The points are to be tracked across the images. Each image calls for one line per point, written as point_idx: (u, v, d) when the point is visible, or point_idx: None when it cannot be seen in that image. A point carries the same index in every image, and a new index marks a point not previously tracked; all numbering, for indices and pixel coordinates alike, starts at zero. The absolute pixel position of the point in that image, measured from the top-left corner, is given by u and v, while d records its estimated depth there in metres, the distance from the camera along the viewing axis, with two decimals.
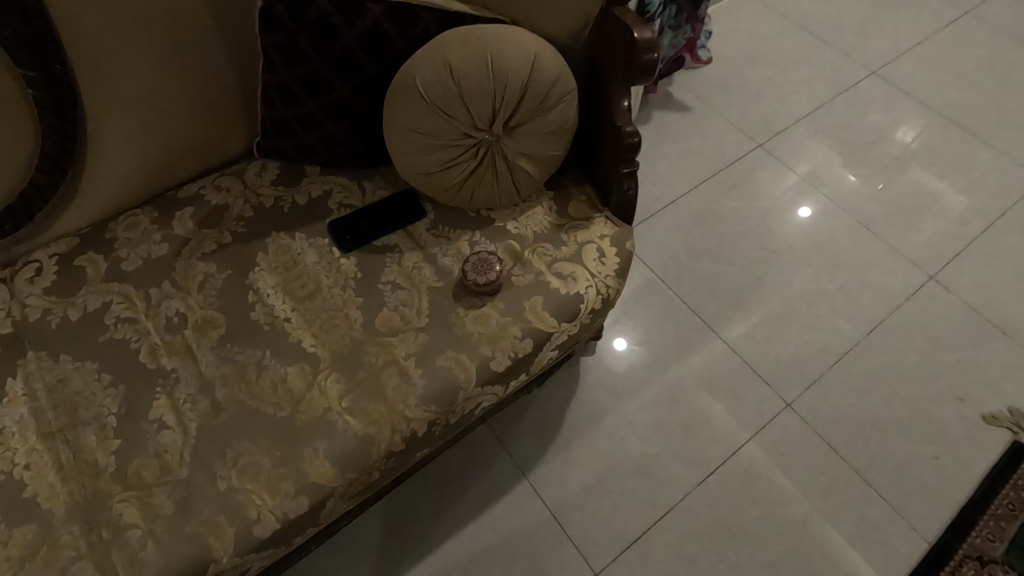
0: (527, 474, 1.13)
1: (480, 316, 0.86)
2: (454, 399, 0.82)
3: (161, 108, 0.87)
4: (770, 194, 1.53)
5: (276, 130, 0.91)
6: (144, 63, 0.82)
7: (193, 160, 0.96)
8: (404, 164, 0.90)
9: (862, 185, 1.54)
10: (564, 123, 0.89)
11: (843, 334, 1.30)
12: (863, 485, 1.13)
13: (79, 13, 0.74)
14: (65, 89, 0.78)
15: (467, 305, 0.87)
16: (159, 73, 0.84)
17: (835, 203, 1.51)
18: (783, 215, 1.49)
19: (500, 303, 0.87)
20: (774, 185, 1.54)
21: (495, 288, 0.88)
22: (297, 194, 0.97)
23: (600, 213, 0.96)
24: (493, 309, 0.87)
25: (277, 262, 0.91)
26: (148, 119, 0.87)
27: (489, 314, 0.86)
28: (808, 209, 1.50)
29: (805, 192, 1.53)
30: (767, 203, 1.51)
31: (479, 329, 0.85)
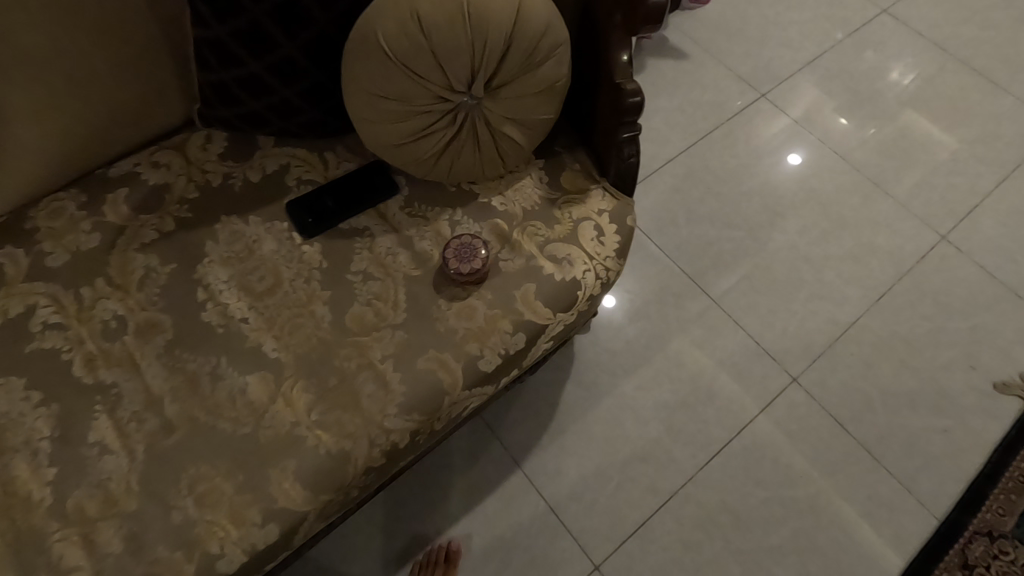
0: (521, 463, 1.07)
1: (464, 310, 0.76)
2: (439, 405, 0.73)
3: (71, 62, 0.72)
4: (759, 141, 1.43)
5: (216, 96, 0.78)
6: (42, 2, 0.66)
7: (124, 132, 0.82)
8: (369, 134, 0.77)
9: (862, 131, 1.44)
10: (556, 82, 0.76)
11: (852, 301, 1.23)
12: (871, 462, 1.08)
13: None
14: None
15: (447, 298, 0.77)
16: (62, 15, 0.68)
17: (831, 151, 1.42)
18: (772, 163, 1.40)
19: (488, 293, 0.77)
20: (763, 131, 1.44)
21: (480, 278, 0.77)
22: (249, 170, 0.85)
23: (598, 184, 0.85)
24: (480, 301, 0.77)
25: (229, 252, 0.79)
26: (55, 75, 0.72)
27: (475, 306, 0.76)
28: (798, 155, 1.41)
29: (794, 137, 1.44)
30: (771, 159, 1.40)
31: (464, 325, 0.75)
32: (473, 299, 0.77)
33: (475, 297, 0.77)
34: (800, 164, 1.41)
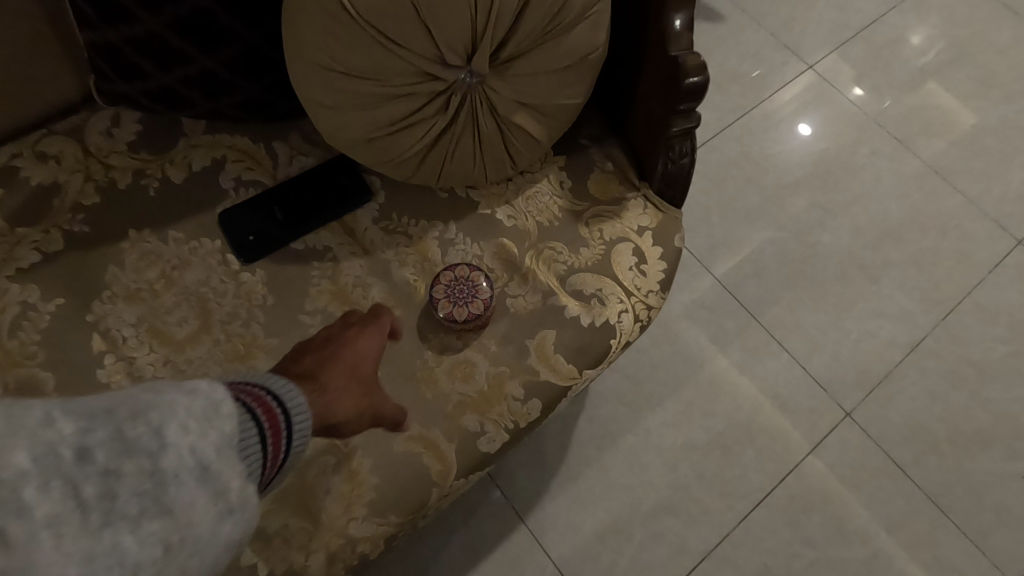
0: (525, 517, 0.89)
1: (460, 367, 0.57)
2: (424, 501, 0.54)
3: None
4: (762, 106, 1.21)
5: (110, 66, 0.55)
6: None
7: None
8: (324, 126, 0.54)
9: (893, 104, 1.23)
10: (589, 54, 0.55)
11: (915, 319, 1.04)
12: (938, 515, 0.92)
13: None
14: None
15: (437, 353, 0.57)
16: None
17: (843, 120, 1.21)
18: (777, 133, 1.19)
19: (491, 343, 0.58)
20: (768, 95, 1.22)
21: (483, 324, 0.57)
22: (169, 165, 0.63)
23: (637, 192, 0.64)
24: (480, 356, 0.57)
25: (139, 282, 0.58)
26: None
27: (474, 362, 0.57)
28: (805, 126, 1.20)
29: (801, 103, 1.23)
30: (799, 142, 1.19)
31: (458, 388, 0.56)
32: (471, 351, 0.57)
33: (473, 350, 0.57)
34: (809, 136, 1.20)
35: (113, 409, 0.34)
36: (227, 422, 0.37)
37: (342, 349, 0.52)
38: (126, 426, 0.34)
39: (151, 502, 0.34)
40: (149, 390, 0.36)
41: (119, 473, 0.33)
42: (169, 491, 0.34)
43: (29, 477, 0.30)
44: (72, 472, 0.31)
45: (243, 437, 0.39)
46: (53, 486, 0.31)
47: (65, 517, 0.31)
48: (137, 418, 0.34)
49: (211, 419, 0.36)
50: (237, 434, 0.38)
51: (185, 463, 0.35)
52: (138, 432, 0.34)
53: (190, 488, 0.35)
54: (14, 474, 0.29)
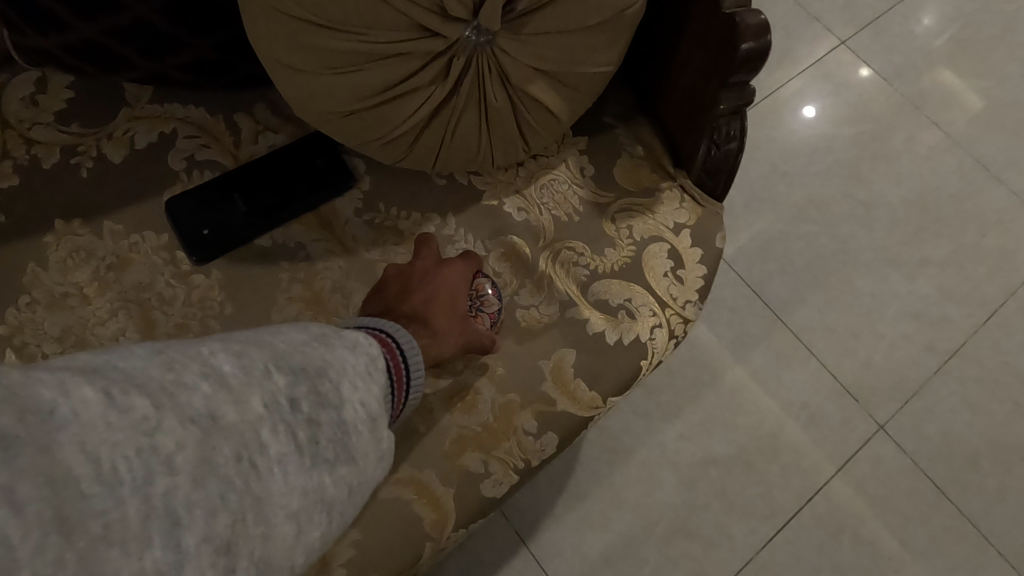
0: (528, 541, 0.80)
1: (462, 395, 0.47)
2: (416, 558, 0.44)
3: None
4: (769, 82, 1.10)
5: (21, 13, 0.44)
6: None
7: None
8: (292, 93, 0.43)
9: (904, 88, 1.12)
10: (626, 9, 0.44)
11: (954, 323, 0.95)
12: (975, 538, 0.85)
13: None
14: None
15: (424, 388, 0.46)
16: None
17: (855, 101, 1.11)
18: (785, 112, 1.08)
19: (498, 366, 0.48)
20: (774, 71, 1.11)
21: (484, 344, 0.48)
22: (108, 142, 0.52)
23: (672, 182, 0.54)
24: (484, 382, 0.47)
25: (67, 286, 0.48)
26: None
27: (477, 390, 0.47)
28: (812, 108, 1.09)
29: (810, 82, 1.11)
30: (805, 124, 1.08)
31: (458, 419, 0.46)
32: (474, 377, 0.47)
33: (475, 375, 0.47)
34: (815, 119, 1.09)
35: (300, 360, 0.31)
36: (382, 378, 0.36)
37: (440, 286, 0.43)
38: (315, 381, 0.31)
39: (340, 450, 0.31)
40: (318, 338, 0.33)
41: (320, 422, 0.30)
42: (350, 442, 0.32)
43: (262, 419, 0.28)
44: (288, 417, 0.29)
45: (389, 393, 0.37)
46: (277, 429, 0.28)
47: (292, 455, 0.28)
48: (321, 375, 0.31)
49: (374, 373, 0.35)
50: (388, 389, 0.37)
51: (360, 416, 0.33)
52: (326, 385, 0.31)
53: (365, 440, 0.33)
54: (249, 415, 0.27)
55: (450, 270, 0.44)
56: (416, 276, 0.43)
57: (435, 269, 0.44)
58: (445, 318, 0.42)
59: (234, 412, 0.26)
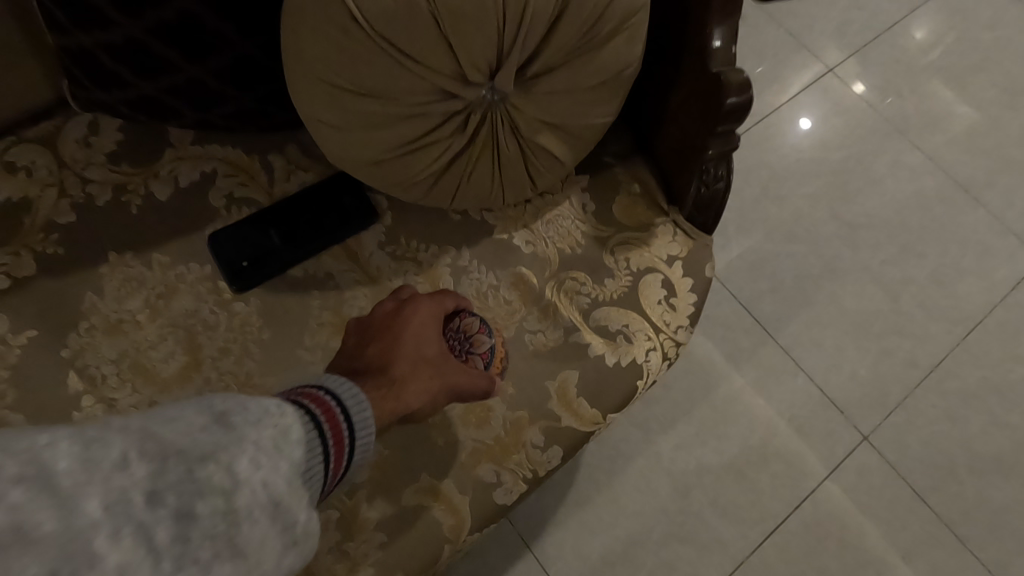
0: (533, 546, 0.85)
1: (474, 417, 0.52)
2: (436, 559, 0.49)
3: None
4: (767, 97, 1.17)
5: (85, 73, 0.49)
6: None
7: None
8: (327, 145, 0.48)
9: (895, 100, 1.19)
10: (624, 69, 0.49)
11: (935, 340, 1.01)
12: (956, 544, 0.90)
13: None
14: None
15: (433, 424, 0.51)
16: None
17: (848, 113, 1.18)
18: (782, 126, 1.15)
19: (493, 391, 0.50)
20: (773, 87, 1.18)
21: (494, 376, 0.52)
22: (154, 181, 0.57)
23: (666, 217, 0.59)
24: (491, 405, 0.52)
25: (121, 312, 0.53)
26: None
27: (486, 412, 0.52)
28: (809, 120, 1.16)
29: (806, 95, 1.18)
30: (801, 134, 1.15)
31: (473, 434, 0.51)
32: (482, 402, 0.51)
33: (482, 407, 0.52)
34: (810, 130, 1.16)
35: (179, 444, 0.28)
36: (295, 449, 0.32)
37: (401, 332, 0.45)
38: (193, 467, 0.28)
39: (225, 545, 0.28)
40: (216, 417, 0.30)
41: (192, 515, 0.27)
42: (239, 533, 0.28)
43: (98, 525, 0.24)
44: (137, 518, 0.25)
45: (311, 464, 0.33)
46: (123, 533, 0.25)
47: (138, 564, 0.25)
48: (204, 459, 0.28)
49: (277, 449, 0.31)
50: (304, 461, 0.33)
51: (259, 499, 0.29)
52: (205, 472, 0.28)
53: (263, 528, 0.29)
54: (79, 522, 0.24)
55: (410, 312, 0.45)
56: (377, 327, 0.46)
57: (395, 314, 0.46)
58: (405, 366, 0.43)
59: (52, 521, 0.23)
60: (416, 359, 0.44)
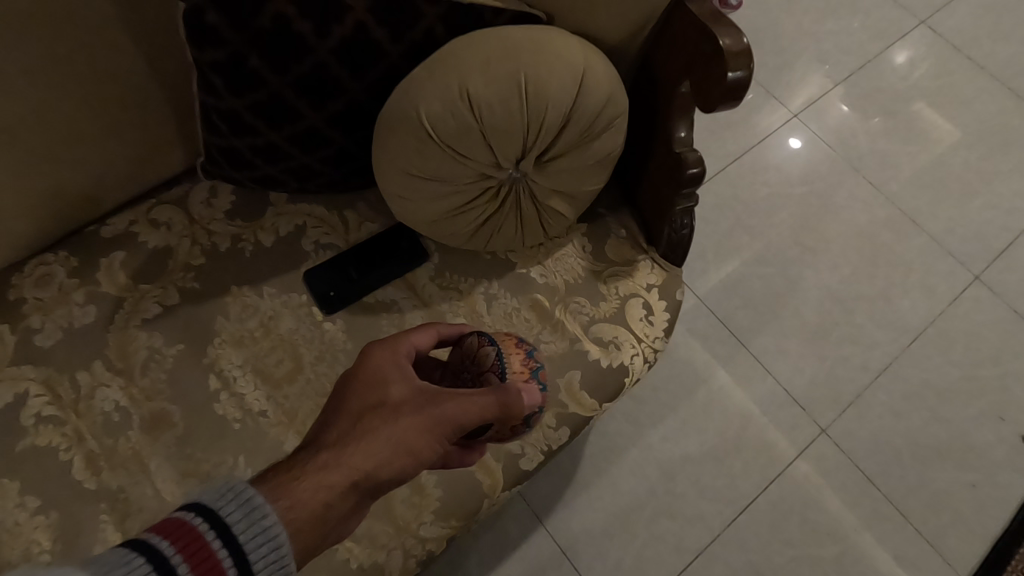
0: (544, 521, 1.03)
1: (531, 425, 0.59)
2: (477, 508, 0.68)
3: (30, 110, 0.59)
4: (763, 120, 1.39)
5: (225, 159, 0.67)
6: (6, 43, 0.53)
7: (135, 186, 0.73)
8: (400, 208, 0.68)
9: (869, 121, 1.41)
10: (612, 152, 0.67)
11: (883, 347, 1.19)
12: (899, 519, 1.07)
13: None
14: None
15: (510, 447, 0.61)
16: (20, 52, 0.55)
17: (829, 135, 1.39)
18: (776, 144, 1.37)
19: (491, 409, 0.54)
20: (767, 112, 1.40)
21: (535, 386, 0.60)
22: (261, 231, 0.76)
23: (646, 255, 0.78)
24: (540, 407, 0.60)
25: (243, 331, 0.72)
26: (9, 130, 0.59)
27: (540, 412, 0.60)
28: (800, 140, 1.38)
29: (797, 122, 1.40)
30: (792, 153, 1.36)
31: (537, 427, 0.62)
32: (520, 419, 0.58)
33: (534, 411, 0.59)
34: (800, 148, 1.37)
35: None
36: None
37: (351, 391, 0.54)
38: None
39: None
40: None
41: None
42: None
43: None
44: None
45: None
46: None
47: None
48: None
49: None
50: None
51: None
52: None
53: None
54: None
55: (363, 370, 0.55)
56: (340, 389, 0.56)
57: (353, 374, 0.55)
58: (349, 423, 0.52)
59: None
60: (364, 410, 0.53)
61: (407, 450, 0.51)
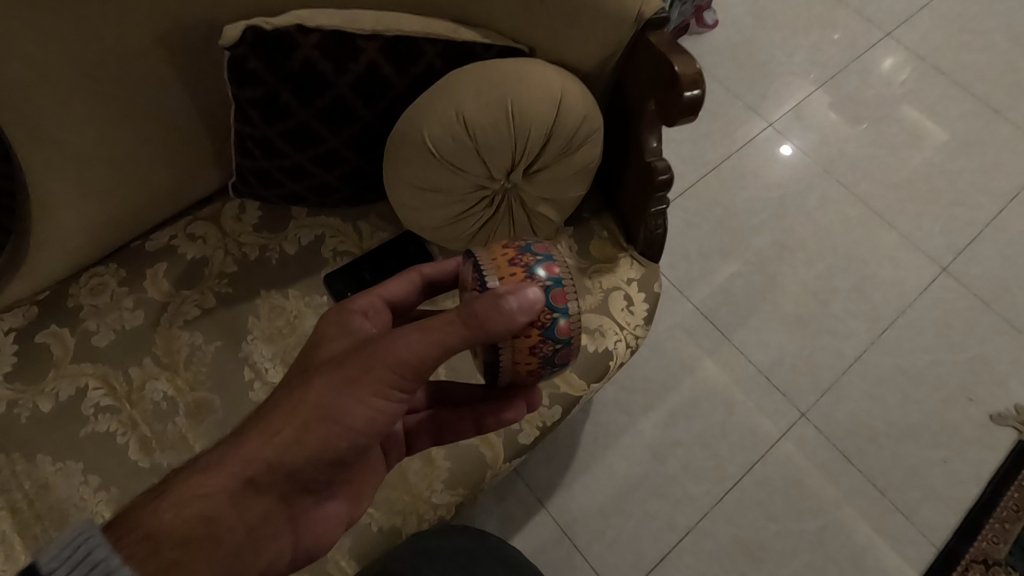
0: (545, 503, 1.12)
1: (554, 335, 0.53)
2: (482, 478, 0.77)
3: (102, 144, 0.70)
4: (750, 129, 1.49)
5: (256, 179, 0.77)
6: (82, 90, 0.64)
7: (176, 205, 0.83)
8: (408, 217, 0.78)
9: (847, 126, 1.51)
10: (591, 163, 0.77)
11: (858, 336, 1.28)
12: (876, 494, 1.15)
13: (60, 84, 0.63)
14: (56, 163, 0.69)
15: (563, 365, 0.56)
16: (93, 97, 0.66)
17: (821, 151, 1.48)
18: (766, 151, 1.47)
19: (433, 343, 0.49)
20: (754, 121, 1.50)
21: (538, 287, 0.53)
22: (285, 242, 0.86)
23: (626, 253, 0.87)
24: (555, 311, 0.53)
25: (273, 329, 0.82)
26: (85, 160, 0.70)
27: (563, 318, 0.53)
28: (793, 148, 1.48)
29: (786, 133, 1.50)
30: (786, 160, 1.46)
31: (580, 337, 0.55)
32: (531, 333, 0.53)
33: (541, 318, 0.52)
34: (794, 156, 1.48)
35: None
36: None
37: (297, 361, 0.59)
38: None
39: None
40: None
41: None
42: None
43: None
44: None
45: None
46: None
47: None
48: None
49: None
50: None
51: None
52: None
53: None
54: None
55: (311, 340, 0.60)
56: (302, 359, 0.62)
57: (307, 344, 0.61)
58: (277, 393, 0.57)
59: None
60: (295, 377, 0.57)
61: (319, 412, 0.52)
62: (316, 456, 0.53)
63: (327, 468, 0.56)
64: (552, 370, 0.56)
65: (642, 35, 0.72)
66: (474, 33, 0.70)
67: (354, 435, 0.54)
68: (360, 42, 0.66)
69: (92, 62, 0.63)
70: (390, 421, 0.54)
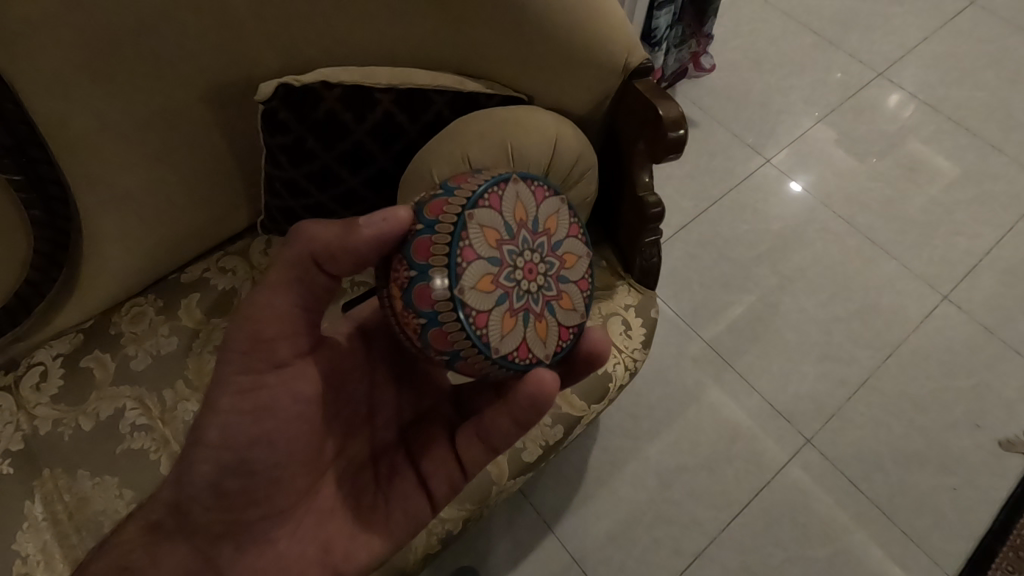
0: (554, 527, 1.15)
1: (412, 304, 0.50)
2: (487, 493, 0.82)
3: (148, 186, 0.78)
4: (749, 165, 1.55)
5: (283, 217, 0.85)
6: (130, 139, 0.73)
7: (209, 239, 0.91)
8: None
9: (846, 161, 1.57)
10: (586, 198, 0.83)
11: (861, 363, 1.30)
12: (885, 521, 1.16)
13: (116, 135, 0.72)
14: (108, 203, 0.77)
15: (449, 350, 0.50)
16: (144, 145, 0.75)
17: (822, 181, 1.54)
18: (769, 187, 1.53)
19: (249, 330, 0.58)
20: (753, 158, 1.57)
21: (408, 235, 0.52)
22: None
23: (623, 281, 0.92)
24: (413, 269, 0.51)
25: None
26: (133, 199, 0.79)
27: (421, 278, 0.50)
28: (798, 183, 1.53)
29: (789, 170, 1.55)
30: (792, 196, 1.52)
31: (452, 312, 0.50)
32: (396, 301, 0.52)
33: (398, 274, 0.51)
34: (801, 192, 1.53)
35: None
36: None
37: None
38: None
39: None
40: None
41: None
42: None
43: None
44: None
45: None
46: None
47: None
48: None
49: None
50: None
51: None
52: None
53: None
54: None
55: None
56: None
57: None
58: None
59: None
60: None
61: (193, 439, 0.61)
62: (204, 485, 0.60)
63: (219, 499, 0.61)
64: (446, 358, 0.51)
65: (629, 83, 0.80)
66: (479, 84, 0.79)
67: (216, 450, 0.59)
68: (376, 94, 0.74)
69: (146, 113, 0.72)
70: (244, 417, 0.59)
